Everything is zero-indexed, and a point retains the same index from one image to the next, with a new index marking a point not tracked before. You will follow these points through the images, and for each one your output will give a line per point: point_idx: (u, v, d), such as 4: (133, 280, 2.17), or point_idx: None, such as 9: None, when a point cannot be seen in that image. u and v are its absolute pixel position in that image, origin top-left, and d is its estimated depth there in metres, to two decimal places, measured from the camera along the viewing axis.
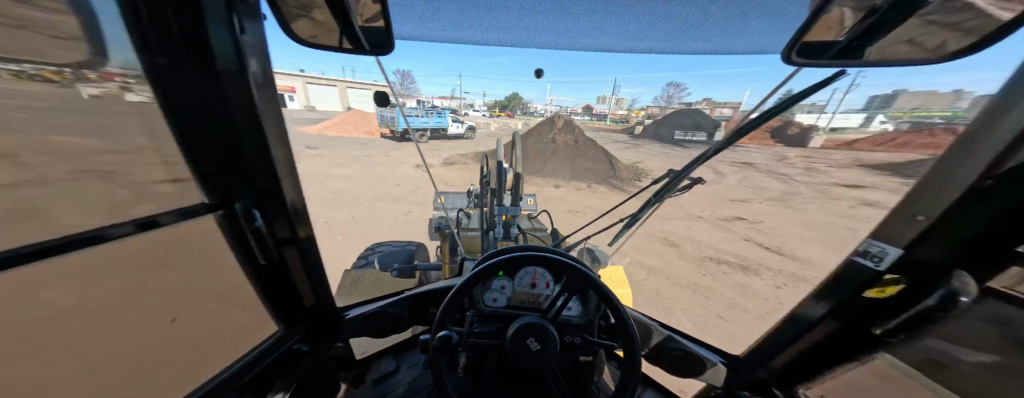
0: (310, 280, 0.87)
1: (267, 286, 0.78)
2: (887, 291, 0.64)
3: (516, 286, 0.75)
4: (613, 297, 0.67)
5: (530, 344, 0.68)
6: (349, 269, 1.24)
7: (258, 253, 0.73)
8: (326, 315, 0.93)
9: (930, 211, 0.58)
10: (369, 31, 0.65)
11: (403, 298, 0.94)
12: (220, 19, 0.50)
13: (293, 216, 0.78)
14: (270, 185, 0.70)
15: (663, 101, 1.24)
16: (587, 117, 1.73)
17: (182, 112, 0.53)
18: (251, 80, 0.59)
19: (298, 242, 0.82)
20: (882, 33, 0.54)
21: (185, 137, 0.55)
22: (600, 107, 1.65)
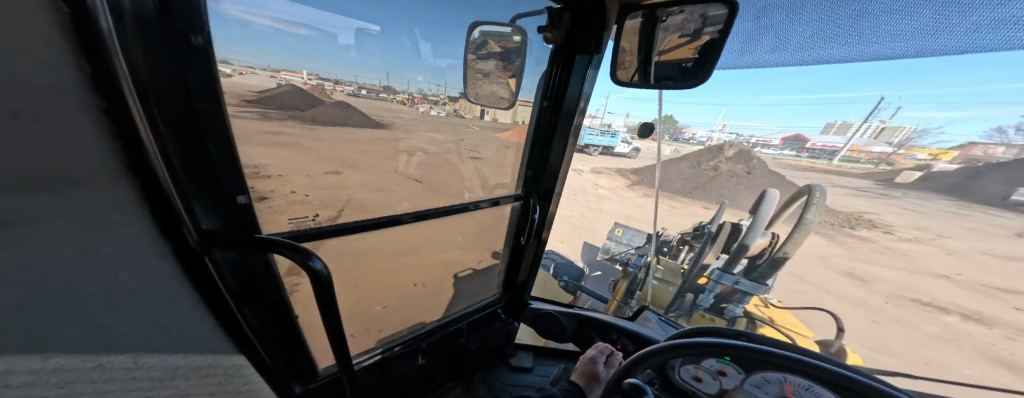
0: (533, 259, 1.25)
1: (515, 252, 1.21)
2: None
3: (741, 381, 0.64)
4: None
5: None
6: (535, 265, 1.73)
7: (529, 234, 1.17)
8: (522, 293, 1.29)
9: None
10: (660, 65, 0.89)
11: (575, 315, 1.22)
12: (580, 73, 0.92)
13: (546, 219, 1.18)
14: (546, 189, 1.11)
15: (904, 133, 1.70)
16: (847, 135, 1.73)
17: (538, 130, 1.01)
18: (576, 113, 1.01)
19: (545, 238, 1.23)
20: None
21: (528, 151, 1.03)
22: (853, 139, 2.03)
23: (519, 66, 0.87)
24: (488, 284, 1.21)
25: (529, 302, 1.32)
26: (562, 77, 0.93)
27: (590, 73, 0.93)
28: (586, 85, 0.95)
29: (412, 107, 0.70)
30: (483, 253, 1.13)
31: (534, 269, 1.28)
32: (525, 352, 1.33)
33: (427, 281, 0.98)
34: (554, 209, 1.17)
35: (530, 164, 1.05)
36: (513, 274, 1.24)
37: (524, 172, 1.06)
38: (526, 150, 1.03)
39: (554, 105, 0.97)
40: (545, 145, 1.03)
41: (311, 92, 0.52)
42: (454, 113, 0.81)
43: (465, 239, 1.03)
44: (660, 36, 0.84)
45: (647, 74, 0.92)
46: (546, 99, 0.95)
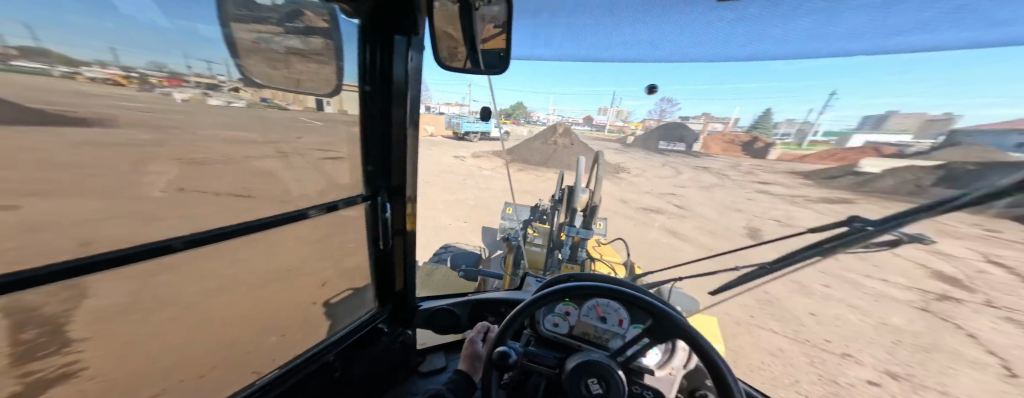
0: (404, 254, 1.31)
1: (380, 254, 1.25)
2: None
3: (580, 315, 0.99)
4: (703, 349, 0.78)
5: (590, 383, 0.90)
6: (428, 267, 1.78)
7: (389, 235, 1.22)
8: (401, 298, 1.36)
9: None
10: (485, 54, 1.08)
11: (464, 302, 1.40)
12: (402, 54, 0.97)
13: (408, 211, 1.24)
14: (398, 184, 1.15)
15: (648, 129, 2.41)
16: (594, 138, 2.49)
17: (369, 121, 1.01)
18: (409, 93, 1.05)
19: (412, 233, 1.31)
20: None
21: (364, 147, 1.03)
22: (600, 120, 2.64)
23: (333, 52, 0.87)
24: (362, 300, 1.25)
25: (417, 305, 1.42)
26: (383, 58, 0.95)
27: (410, 61, 1.00)
28: (412, 77, 1.03)
29: (150, 90, 0.52)
30: (349, 267, 1.17)
31: (409, 269, 1.35)
32: (435, 354, 1.43)
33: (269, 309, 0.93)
34: (411, 201, 1.22)
35: (375, 159, 1.06)
36: (388, 278, 1.29)
37: (363, 168, 1.05)
38: (362, 147, 1.03)
39: (380, 90, 0.99)
40: (387, 136, 1.06)
41: (32, 58, 0.36)
42: (261, 103, 0.76)
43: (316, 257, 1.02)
44: (476, 27, 0.98)
45: (477, 60, 1.10)
46: (366, 83, 0.96)
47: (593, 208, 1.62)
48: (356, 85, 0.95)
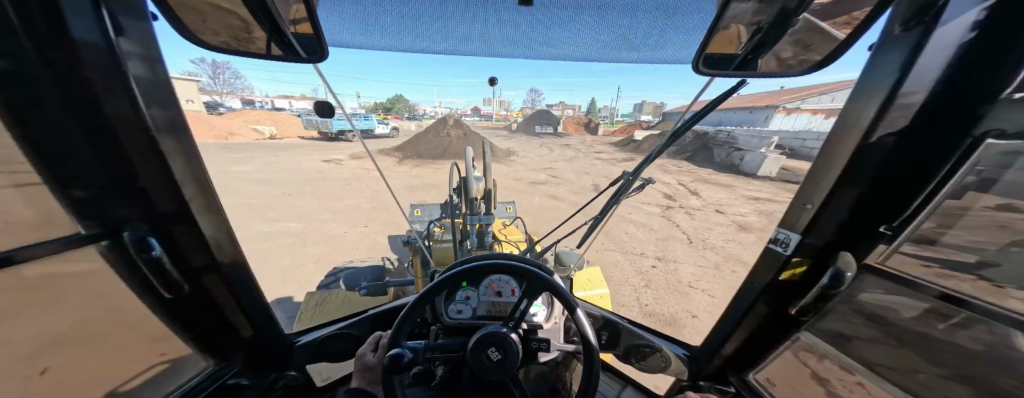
0: (230, 291, 1.01)
1: (181, 307, 0.90)
2: (795, 272, 0.88)
3: (480, 295, 1.31)
4: (559, 290, 1.09)
5: (492, 350, 1.09)
6: (312, 295, 1.40)
7: (184, 281, 0.87)
8: (264, 339, 1.11)
9: (812, 201, 0.84)
10: (299, 38, 0.83)
11: (364, 319, 1.20)
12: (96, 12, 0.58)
13: (211, 241, 0.92)
14: (177, 208, 0.82)
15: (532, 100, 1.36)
16: (476, 118, 1.53)
17: (23, 128, 0.55)
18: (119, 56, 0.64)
19: (232, 266, 1.00)
20: (762, 49, 0.71)
21: (50, 177, 0.61)
22: (486, 108, 1.46)
23: None
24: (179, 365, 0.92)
25: (294, 341, 1.14)
26: (54, 21, 0.52)
27: (118, 32, 0.63)
28: (132, 60, 0.66)
29: None
30: (128, 333, 0.80)
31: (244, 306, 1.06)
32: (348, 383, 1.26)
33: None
34: (199, 226, 0.88)
35: (140, 177, 0.73)
36: (214, 325, 0.98)
37: (60, 195, 0.62)
38: (42, 171, 0.59)
39: (20, 69, 0.51)
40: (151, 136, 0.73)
41: None
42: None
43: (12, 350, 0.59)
44: (276, 11, 0.72)
45: (295, 47, 0.86)
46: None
47: (489, 192, 1.45)
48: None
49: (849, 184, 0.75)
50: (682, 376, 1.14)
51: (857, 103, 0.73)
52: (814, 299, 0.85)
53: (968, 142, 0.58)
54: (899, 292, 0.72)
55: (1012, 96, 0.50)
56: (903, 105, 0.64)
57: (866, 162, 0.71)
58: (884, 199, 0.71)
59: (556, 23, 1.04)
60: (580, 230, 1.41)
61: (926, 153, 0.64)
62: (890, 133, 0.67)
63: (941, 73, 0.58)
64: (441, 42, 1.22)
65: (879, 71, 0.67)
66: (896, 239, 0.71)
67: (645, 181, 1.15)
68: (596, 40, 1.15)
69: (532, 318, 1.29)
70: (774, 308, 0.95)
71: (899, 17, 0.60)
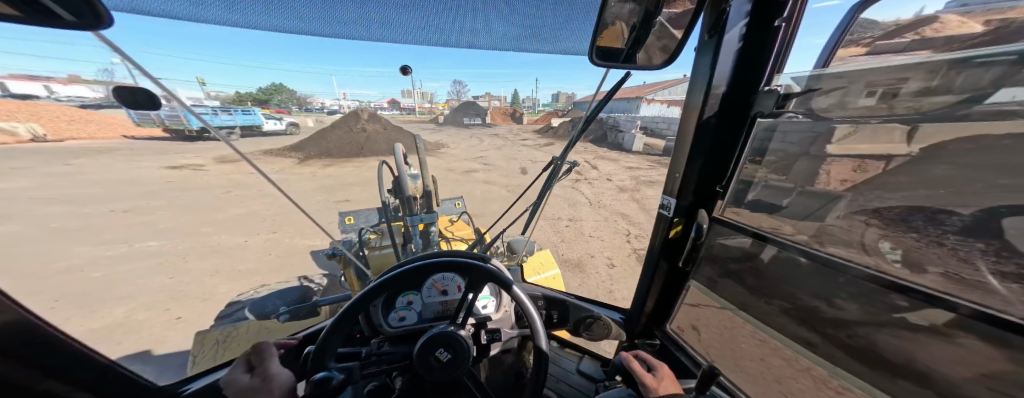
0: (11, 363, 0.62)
1: None
2: (677, 229, 1.15)
3: (421, 298, 1.12)
4: (498, 277, 1.05)
5: (440, 354, 0.99)
6: (206, 333, 1.05)
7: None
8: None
9: (679, 171, 1.09)
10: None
11: (289, 345, 1.02)
12: None
13: None
14: None
15: (455, 94, 1.37)
16: (395, 111, 1.43)
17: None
18: None
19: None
20: (640, 44, 0.93)
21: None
22: (406, 101, 1.36)
23: None
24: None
25: (177, 391, 0.85)
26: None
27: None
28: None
29: None
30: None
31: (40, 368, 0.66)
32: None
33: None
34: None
35: None
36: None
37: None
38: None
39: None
40: None
41: None
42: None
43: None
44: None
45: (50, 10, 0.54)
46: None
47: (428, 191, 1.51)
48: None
49: (695, 156, 1.03)
50: (622, 338, 1.35)
51: (693, 93, 1.00)
52: (689, 249, 1.09)
53: (748, 124, 0.94)
54: (735, 233, 1.05)
55: (764, 89, 0.89)
56: (715, 94, 0.94)
57: (702, 136, 1.00)
58: (716, 164, 1.02)
59: (466, 6, 1.07)
60: (522, 217, 1.52)
61: (733, 127, 0.97)
62: (711, 114, 0.96)
63: (732, 71, 0.90)
64: (346, 19, 1.08)
65: (698, 69, 0.95)
66: (726, 194, 1.05)
67: (570, 165, 1.36)
68: (510, 29, 1.21)
69: (480, 311, 1.18)
70: (671, 262, 1.21)
71: (705, 28, 0.90)
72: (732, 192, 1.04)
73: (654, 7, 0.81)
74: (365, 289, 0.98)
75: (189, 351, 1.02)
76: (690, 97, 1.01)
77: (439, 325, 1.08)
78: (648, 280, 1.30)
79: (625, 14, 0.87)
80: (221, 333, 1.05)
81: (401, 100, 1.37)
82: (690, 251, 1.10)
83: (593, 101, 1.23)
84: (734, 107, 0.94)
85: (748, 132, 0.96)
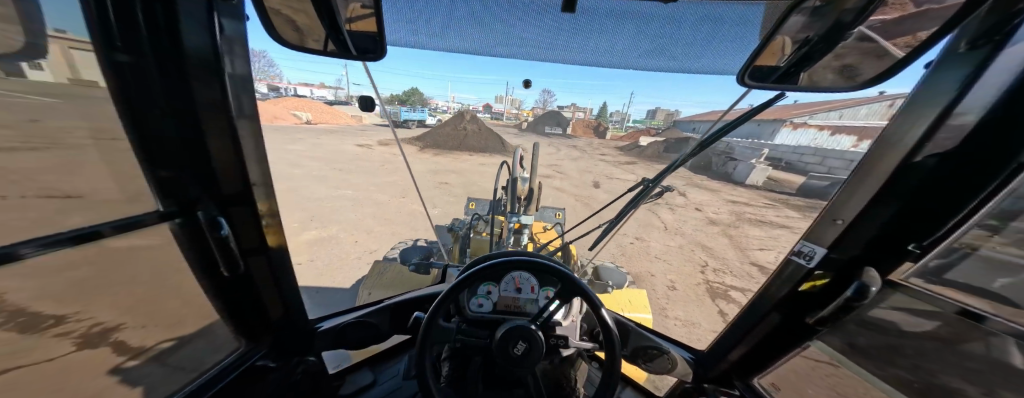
0: (277, 287, 1.16)
1: (224, 290, 1.03)
2: (817, 283, 0.94)
3: (499, 291, 1.27)
4: (583, 287, 1.12)
5: (518, 346, 1.17)
6: (379, 264, 1.87)
7: (238, 258, 1.01)
8: (299, 331, 1.24)
9: (842, 215, 0.87)
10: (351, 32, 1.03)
11: (383, 307, 1.32)
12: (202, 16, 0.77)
13: (259, 244, 1.07)
14: (233, 189, 0.96)
15: (540, 103, 1.45)
16: (487, 115, 1.62)
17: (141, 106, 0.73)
18: (210, 62, 0.82)
19: (275, 251, 1.13)
20: (810, 61, 0.84)
21: (140, 150, 0.77)
22: (498, 106, 1.53)
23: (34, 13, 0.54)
24: (215, 345, 1.03)
25: (316, 327, 1.28)
26: (157, 12, 0.69)
27: (220, 29, 0.82)
28: (231, 58, 0.86)
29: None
30: (183, 308, 0.95)
31: (285, 297, 1.19)
32: (357, 373, 1.30)
33: (31, 351, 0.64)
34: (257, 212, 1.04)
35: (189, 151, 0.84)
36: (251, 312, 1.12)
37: (151, 174, 0.79)
38: (141, 154, 0.77)
39: (156, 64, 0.73)
40: (213, 120, 0.87)
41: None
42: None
43: (77, 319, 0.71)
44: (338, 12, 0.92)
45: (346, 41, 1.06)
46: (119, 50, 0.67)
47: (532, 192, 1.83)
48: (89, 42, 0.64)
49: (879, 203, 0.79)
50: (687, 378, 1.22)
51: (907, 120, 0.75)
52: (837, 308, 0.88)
53: (1006, 176, 0.63)
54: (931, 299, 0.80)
55: None
56: (955, 126, 0.66)
57: (900, 179, 0.75)
58: (912, 218, 0.76)
59: (586, 30, 1.13)
60: (596, 233, 1.48)
61: (967, 176, 0.67)
62: (926, 155, 0.71)
63: (1000, 98, 0.59)
64: (481, 42, 1.34)
65: (931, 89, 0.69)
66: (924, 254, 0.78)
67: (662, 189, 1.22)
68: (638, 45, 1.20)
69: (551, 316, 1.26)
70: (787, 316, 1.03)
71: (965, 36, 0.63)
72: (935, 254, 0.76)
73: (846, 21, 0.70)
74: (463, 275, 1.14)
75: (366, 276, 1.82)
76: (899, 122, 0.76)
77: (516, 319, 1.23)
78: (745, 324, 1.15)
79: (796, 30, 0.80)
80: (380, 270, 1.83)
81: (494, 106, 1.56)
82: (837, 311, 0.89)
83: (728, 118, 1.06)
84: (981, 152, 0.64)
85: (1000, 185, 0.65)
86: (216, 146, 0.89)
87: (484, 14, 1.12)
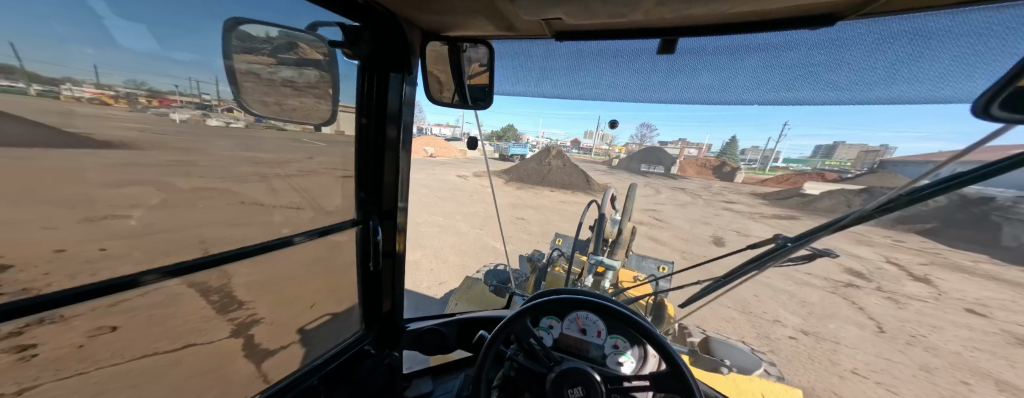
0: (395, 287, 1.43)
1: (367, 285, 1.36)
2: None
3: (562, 327, 1.08)
4: (664, 344, 0.88)
5: (575, 390, 1.01)
6: (469, 279, 2.04)
7: (380, 257, 1.32)
8: (394, 324, 1.45)
9: None
10: (474, 90, 1.18)
11: (453, 321, 1.41)
12: (396, 86, 1.10)
13: (393, 253, 1.36)
14: (389, 208, 1.25)
15: (637, 139, 1.20)
16: (575, 151, 1.50)
17: (362, 145, 1.12)
18: (401, 111, 1.15)
19: (399, 256, 1.40)
20: None
21: (358, 177, 1.14)
22: (586, 142, 1.39)
23: (332, 83, 0.93)
24: (347, 326, 1.33)
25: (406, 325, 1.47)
26: (378, 89, 1.06)
27: (406, 95, 1.14)
28: (410, 108, 1.19)
29: (205, 118, 0.69)
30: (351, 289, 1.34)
31: (394, 293, 1.44)
32: (422, 378, 1.40)
33: (209, 329, 0.96)
34: (398, 226, 1.32)
35: (371, 178, 1.17)
36: (376, 305, 1.39)
37: (356, 194, 1.16)
38: (355, 186, 1.15)
39: (374, 122, 1.10)
40: (394, 157, 1.20)
41: (235, 114, 0.75)
42: (257, 123, 0.81)
43: (246, 308, 1.03)
44: (463, 67, 1.15)
45: (466, 97, 1.18)
46: (361, 116, 1.07)
47: (622, 236, 1.59)
48: (353, 109, 1.05)
49: None
50: None
51: None
52: None
53: None
54: None
55: None
56: None
57: None
58: None
59: (696, 66, 1.01)
60: (700, 294, 1.12)
61: None
62: None
63: None
64: (568, 86, 1.36)
65: None
66: None
67: (818, 252, 0.91)
68: (763, 75, 1.00)
69: (616, 366, 1.03)
70: None
71: None
72: None
73: None
74: (524, 304, 1.02)
75: (457, 288, 2.00)
76: None
77: (574, 361, 1.04)
78: None
79: None
80: (466, 286, 1.99)
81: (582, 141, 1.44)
82: None
83: (938, 174, 0.64)
84: None
85: None
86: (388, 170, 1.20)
87: (575, 57, 1.11)
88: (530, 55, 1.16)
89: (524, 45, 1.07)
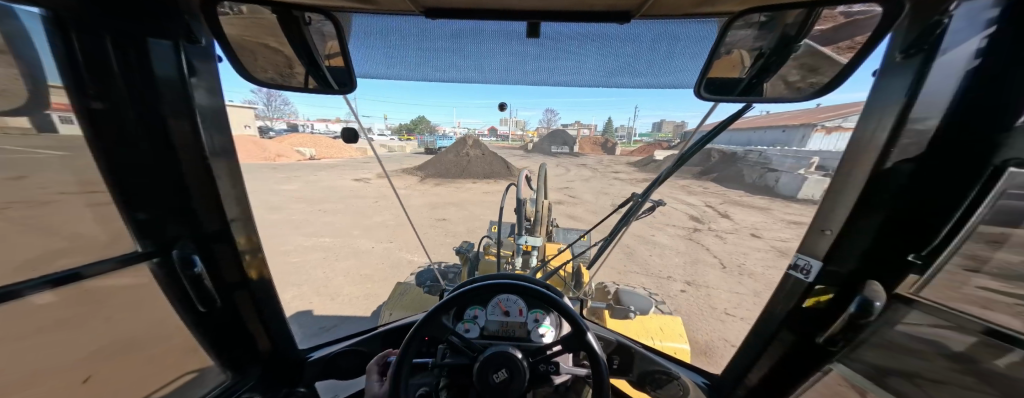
0: (259, 316, 1.24)
1: (210, 322, 1.12)
2: (821, 300, 0.91)
3: (487, 314, 1.16)
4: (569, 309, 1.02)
5: (501, 374, 1.01)
6: (400, 285, 1.85)
7: (213, 294, 1.09)
8: (283, 362, 1.26)
9: (831, 226, 0.88)
10: (337, 74, 1.10)
11: (375, 336, 1.24)
12: (165, 53, 0.85)
13: (234, 278, 1.15)
14: (216, 226, 1.06)
15: (545, 124, 1.37)
16: (493, 138, 1.58)
17: (128, 148, 0.84)
18: (171, 87, 0.89)
19: (256, 283, 1.23)
20: (768, 72, 0.85)
21: (120, 193, 0.86)
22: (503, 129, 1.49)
23: (14, 46, 0.63)
24: (200, 381, 1.08)
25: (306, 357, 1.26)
26: (130, 58, 0.79)
27: (189, 68, 0.91)
28: (198, 85, 0.95)
29: None
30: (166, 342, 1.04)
31: (269, 319, 1.27)
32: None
33: None
34: (238, 250, 1.14)
35: (172, 190, 0.94)
36: (236, 343, 1.18)
37: (130, 217, 0.88)
38: (121, 202, 0.86)
39: (122, 107, 0.81)
40: (204, 161, 0.99)
41: None
42: None
43: None
44: (313, 43, 1.01)
45: (329, 81, 1.11)
46: (91, 97, 0.76)
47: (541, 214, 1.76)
48: (67, 90, 0.73)
49: (867, 208, 0.79)
50: None
51: (870, 122, 0.77)
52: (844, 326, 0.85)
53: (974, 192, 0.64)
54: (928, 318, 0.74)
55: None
56: (917, 132, 0.68)
57: (880, 186, 0.76)
58: (910, 224, 0.73)
59: (560, 50, 1.22)
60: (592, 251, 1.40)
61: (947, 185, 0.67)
62: (907, 160, 0.71)
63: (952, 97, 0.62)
64: (456, 69, 1.41)
65: (886, 96, 0.72)
66: (929, 268, 0.73)
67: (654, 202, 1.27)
68: (605, 61, 1.30)
69: (539, 338, 1.14)
70: (800, 336, 0.97)
71: (896, 47, 0.67)
72: (943, 265, 0.71)
73: (791, 37, 0.77)
74: (442, 298, 0.99)
75: (388, 298, 1.78)
76: (863, 128, 0.79)
77: (499, 343, 1.09)
78: (762, 340, 1.09)
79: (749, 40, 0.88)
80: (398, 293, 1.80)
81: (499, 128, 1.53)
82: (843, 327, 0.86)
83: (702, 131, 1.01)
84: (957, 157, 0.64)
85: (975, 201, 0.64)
86: (213, 172, 1.02)
87: (453, 38, 1.16)
88: (406, 33, 1.14)
89: (396, 19, 1.04)
